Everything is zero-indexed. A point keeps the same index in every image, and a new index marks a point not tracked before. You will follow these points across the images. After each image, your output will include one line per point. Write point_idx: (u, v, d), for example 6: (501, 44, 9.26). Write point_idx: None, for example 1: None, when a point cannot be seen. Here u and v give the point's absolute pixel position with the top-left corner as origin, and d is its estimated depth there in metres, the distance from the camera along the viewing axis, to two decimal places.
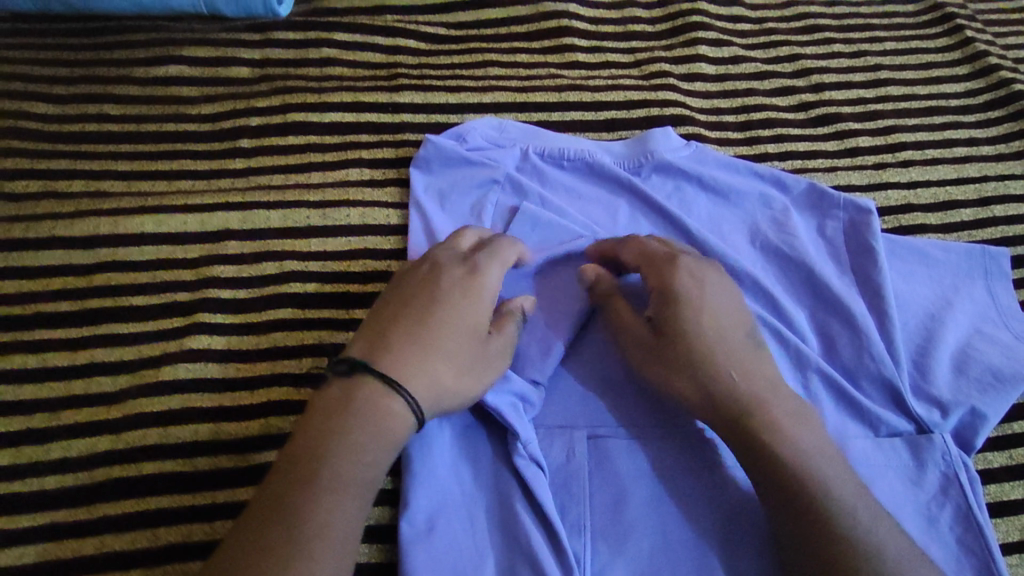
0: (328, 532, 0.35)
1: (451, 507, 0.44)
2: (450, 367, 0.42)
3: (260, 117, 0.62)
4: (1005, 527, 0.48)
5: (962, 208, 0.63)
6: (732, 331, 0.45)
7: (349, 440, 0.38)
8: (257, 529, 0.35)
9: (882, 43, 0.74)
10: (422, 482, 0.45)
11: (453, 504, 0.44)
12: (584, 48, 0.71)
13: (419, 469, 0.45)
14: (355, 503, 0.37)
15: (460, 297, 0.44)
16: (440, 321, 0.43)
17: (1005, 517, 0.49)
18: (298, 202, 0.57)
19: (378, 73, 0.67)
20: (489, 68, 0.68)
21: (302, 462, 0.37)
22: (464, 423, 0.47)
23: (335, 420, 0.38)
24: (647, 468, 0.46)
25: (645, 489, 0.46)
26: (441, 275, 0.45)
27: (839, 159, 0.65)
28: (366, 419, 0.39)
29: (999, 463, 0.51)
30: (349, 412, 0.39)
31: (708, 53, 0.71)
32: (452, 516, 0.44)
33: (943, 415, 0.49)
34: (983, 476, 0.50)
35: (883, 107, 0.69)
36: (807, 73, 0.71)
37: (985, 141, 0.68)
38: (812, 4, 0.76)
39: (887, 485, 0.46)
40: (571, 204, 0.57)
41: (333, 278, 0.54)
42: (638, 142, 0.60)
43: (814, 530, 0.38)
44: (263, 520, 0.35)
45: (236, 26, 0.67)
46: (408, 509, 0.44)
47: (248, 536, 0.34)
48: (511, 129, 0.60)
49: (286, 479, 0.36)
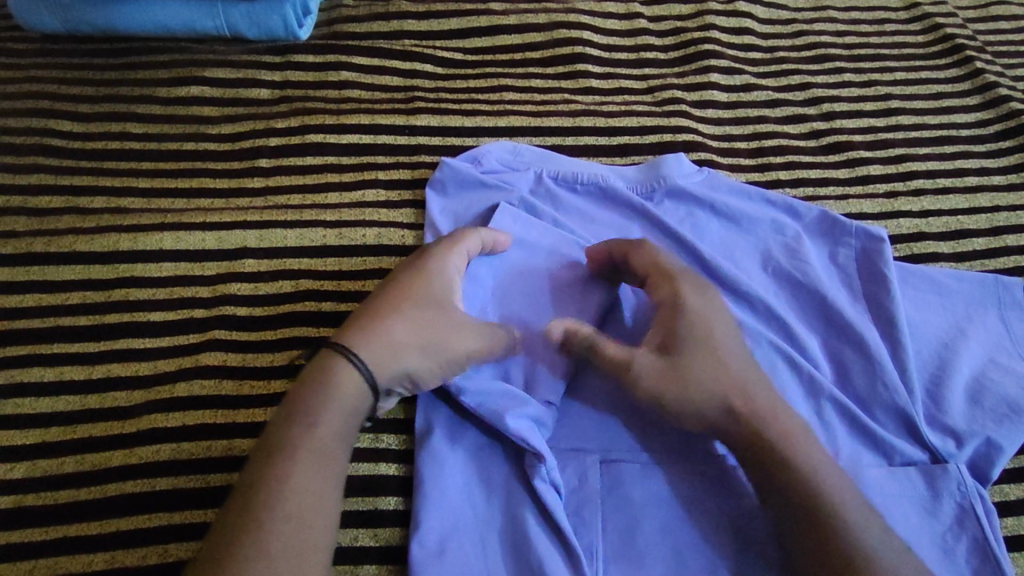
0: (294, 519, 0.37)
1: (462, 529, 0.44)
2: (404, 337, 0.43)
3: (279, 138, 0.63)
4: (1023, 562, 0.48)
5: (974, 236, 0.63)
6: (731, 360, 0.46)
7: (303, 424, 0.40)
8: (227, 522, 0.37)
9: (893, 73, 0.75)
10: (433, 503, 0.45)
11: (464, 526, 0.44)
12: (597, 74, 0.72)
13: (430, 490, 0.45)
14: (316, 485, 0.38)
15: (425, 278, 0.46)
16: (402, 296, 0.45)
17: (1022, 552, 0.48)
18: (314, 221, 0.58)
19: (395, 96, 0.68)
20: (504, 92, 0.69)
21: (261, 453, 0.39)
22: (477, 445, 0.47)
23: (304, 403, 0.40)
24: (661, 494, 0.46)
25: (658, 516, 0.45)
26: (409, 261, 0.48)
27: (850, 187, 0.65)
28: (318, 404, 0.40)
29: (1015, 495, 0.50)
30: (314, 392, 0.41)
31: (720, 81, 0.72)
32: (464, 539, 0.44)
33: (959, 445, 0.49)
34: (1000, 509, 0.50)
35: (893, 136, 0.70)
36: (817, 101, 0.72)
37: (996, 170, 0.68)
38: (822, 35, 0.77)
39: (901, 515, 0.46)
40: (585, 226, 0.58)
41: (347, 297, 0.55)
42: (651, 167, 0.61)
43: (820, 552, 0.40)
44: (244, 506, 0.37)
45: (257, 49, 0.69)
46: (419, 531, 0.44)
47: (232, 521, 0.37)
48: (526, 153, 0.61)
49: (257, 465, 0.39)
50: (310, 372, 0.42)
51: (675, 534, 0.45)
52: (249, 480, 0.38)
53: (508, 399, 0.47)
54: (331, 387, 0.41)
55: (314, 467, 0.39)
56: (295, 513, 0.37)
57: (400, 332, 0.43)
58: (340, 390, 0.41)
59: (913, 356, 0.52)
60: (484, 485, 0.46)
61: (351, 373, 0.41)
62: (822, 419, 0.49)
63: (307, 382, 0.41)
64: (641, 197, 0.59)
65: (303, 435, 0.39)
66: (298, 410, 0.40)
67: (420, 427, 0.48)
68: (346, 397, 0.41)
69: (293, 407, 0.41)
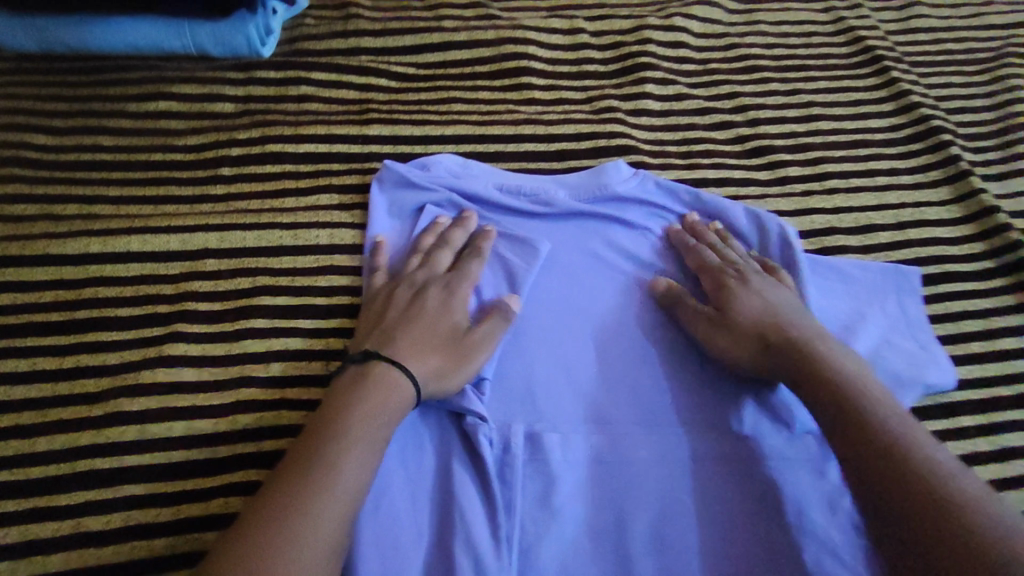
0: (353, 495, 0.42)
1: (395, 487, 0.48)
2: (444, 325, 0.53)
3: (241, 148, 0.68)
4: None
5: (880, 230, 0.69)
6: (795, 328, 0.53)
7: (379, 421, 0.46)
8: (299, 468, 0.42)
9: (816, 82, 0.81)
10: None
11: (398, 485, 0.48)
12: (541, 86, 0.77)
13: None
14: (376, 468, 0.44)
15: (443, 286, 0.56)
16: (458, 292, 0.56)
17: None
18: (271, 224, 0.63)
19: (351, 108, 0.73)
20: (452, 104, 0.74)
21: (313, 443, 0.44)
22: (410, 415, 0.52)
23: (376, 396, 0.47)
24: (577, 460, 0.52)
25: (573, 477, 0.51)
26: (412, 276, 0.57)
27: (769, 187, 0.71)
28: (376, 395, 0.47)
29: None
30: (375, 382, 0.48)
31: (654, 90, 0.77)
32: (397, 496, 0.48)
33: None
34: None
35: (812, 139, 0.75)
36: (744, 109, 0.77)
37: (907, 171, 0.74)
38: (751, 47, 0.84)
39: (794, 476, 0.52)
40: (518, 227, 0.64)
41: (301, 292, 0.60)
42: (590, 174, 0.67)
43: (904, 477, 0.40)
44: (306, 463, 0.42)
45: (223, 66, 0.74)
46: None
47: (293, 475, 0.42)
48: (471, 165, 0.68)
49: (321, 432, 0.44)
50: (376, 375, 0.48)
51: (592, 493, 0.51)
52: (317, 437, 0.44)
53: None
54: (384, 382, 0.48)
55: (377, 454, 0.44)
56: (358, 486, 0.42)
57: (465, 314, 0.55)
58: (397, 391, 0.48)
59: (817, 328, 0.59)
60: (416, 450, 0.50)
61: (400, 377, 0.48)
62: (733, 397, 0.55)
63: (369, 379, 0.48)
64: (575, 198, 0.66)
65: (366, 420, 0.45)
66: (360, 394, 0.47)
67: None
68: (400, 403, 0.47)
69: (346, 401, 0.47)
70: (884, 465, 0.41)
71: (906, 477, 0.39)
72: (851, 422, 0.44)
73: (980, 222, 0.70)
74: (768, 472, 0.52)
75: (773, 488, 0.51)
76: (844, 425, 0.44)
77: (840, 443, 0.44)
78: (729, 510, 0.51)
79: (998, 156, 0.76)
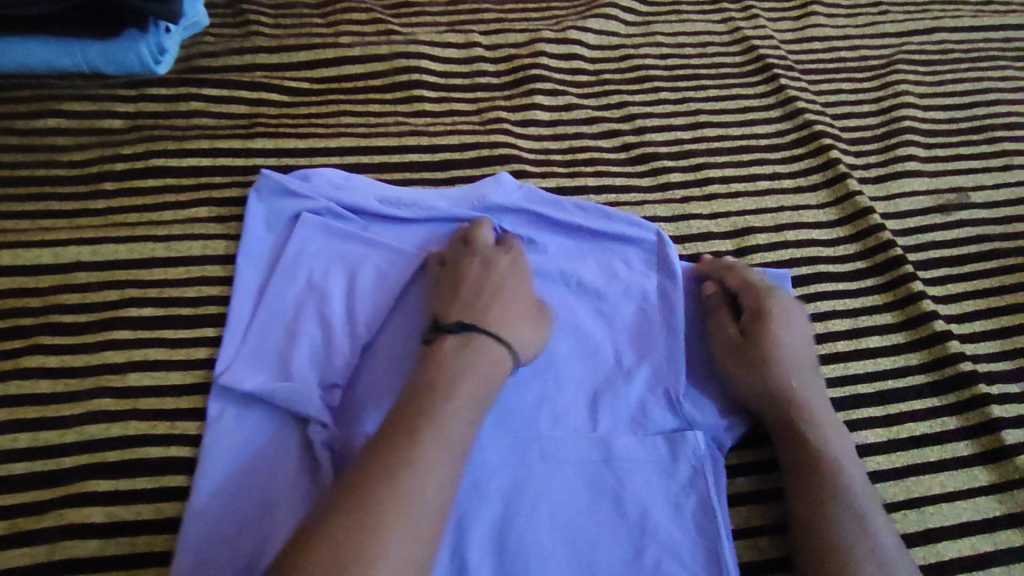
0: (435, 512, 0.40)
1: (235, 490, 0.50)
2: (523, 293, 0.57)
3: (124, 162, 0.69)
4: (745, 514, 0.55)
5: (757, 233, 0.70)
6: (803, 360, 0.58)
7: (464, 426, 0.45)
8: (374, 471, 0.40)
9: (706, 91, 0.83)
10: (211, 468, 0.51)
11: (238, 489, 0.50)
12: (432, 98, 0.79)
13: (211, 457, 0.51)
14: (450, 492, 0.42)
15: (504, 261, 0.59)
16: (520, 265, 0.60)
17: (744, 505, 0.56)
18: (146, 236, 0.64)
19: (239, 122, 0.74)
20: (341, 117, 0.76)
21: (395, 423, 0.43)
22: (261, 422, 0.53)
23: (454, 398, 0.46)
24: None
25: None
26: (469, 255, 0.59)
27: (650, 194, 0.73)
28: (462, 394, 0.46)
29: (748, 458, 0.58)
30: (458, 377, 0.47)
31: (543, 102, 0.79)
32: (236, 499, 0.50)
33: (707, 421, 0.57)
34: (734, 470, 0.57)
35: (696, 146, 0.77)
36: (631, 118, 0.79)
37: (787, 175, 0.76)
38: (645, 58, 0.86)
39: (642, 478, 0.53)
40: (394, 237, 0.66)
41: (168, 303, 0.60)
42: (473, 187, 0.68)
43: (822, 525, 0.49)
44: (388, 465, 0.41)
45: (114, 83, 0.75)
46: (196, 491, 0.50)
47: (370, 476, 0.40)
48: (355, 177, 0.69)
49: (404, 429, 0.43)
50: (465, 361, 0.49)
51: None
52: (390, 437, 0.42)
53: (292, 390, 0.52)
54: (485, 360, 0.49)
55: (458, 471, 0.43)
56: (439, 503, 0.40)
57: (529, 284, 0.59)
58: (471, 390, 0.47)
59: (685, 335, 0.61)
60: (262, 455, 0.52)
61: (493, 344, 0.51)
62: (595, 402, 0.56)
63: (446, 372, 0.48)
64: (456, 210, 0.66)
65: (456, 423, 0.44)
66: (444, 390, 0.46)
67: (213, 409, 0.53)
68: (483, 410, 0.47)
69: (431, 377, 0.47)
70: (821, 511, 0.50)
71: (830, 531, 0.48)
72: (805, 466, 0.52)
73: (854, 223, 0.72)
74: (614, 475, 0.53)
75: (618, 490, 0.52)
76: (798, 464, 0.53)
77: (796, 478, 0.52)
78: (598, 514, 0.51)
79: (876, 160, 0.79)
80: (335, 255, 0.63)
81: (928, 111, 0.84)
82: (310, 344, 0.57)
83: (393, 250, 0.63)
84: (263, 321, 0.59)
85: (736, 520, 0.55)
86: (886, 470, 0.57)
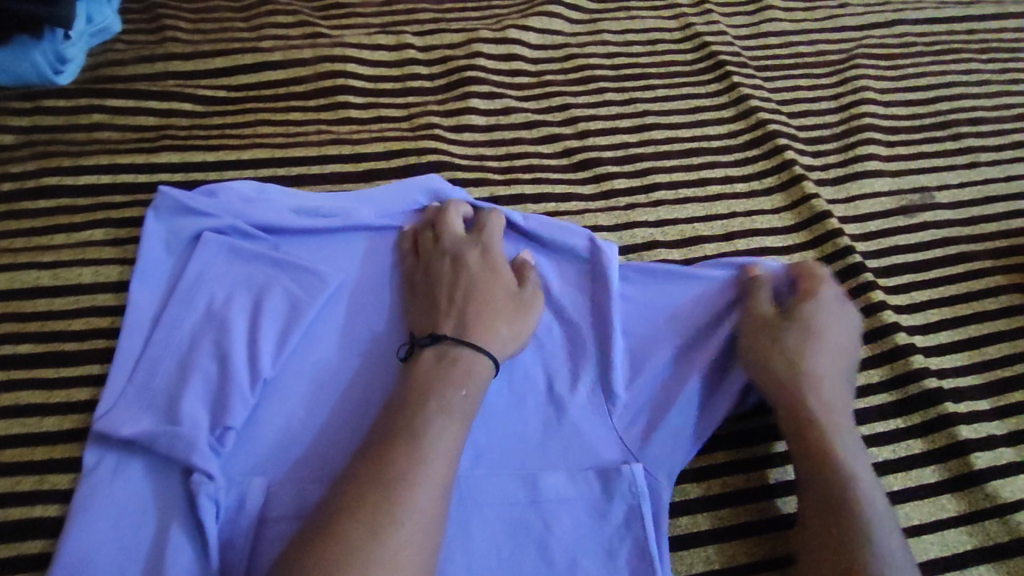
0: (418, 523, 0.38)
1: (106, 553, 0.43)
2: (498, 287, 0.53)
3: (12, 182, 0.63)
4: (688, 559, 0.50)
5: (706, 242, 0.65)
6: (841, 362, 0.52)
7: (450, 438, 0.42)
8: (358, 483, 0.39)
9: (655, 90, 0.78)
10: (79, 529, 0.44)
11: (109, 551, 0.43)
12: (358, 105, 0.73)
13: (79, 515, 0.44)
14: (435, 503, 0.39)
15: (476, 254, 0.55)
16: (493, 254, 0.56)
17: (688, 549, 0.50)
18: (30, 264, 0.58)
19: (145, 135, 0.68)
20: (258, 127, 0.70)
21: (380, 442, 0.41)
22: (140, 471, 0.46)
23: (432, 405, 0.43)
24: None
25: None
26: (438, 251, 0.56)
27: (592, 202, 0.68)
28: (436, 402, 0.43)
29: (694, 494, 0.53)
30: (437, 382, 0.45)
31: (479, 105, 0.74)
32: (105, 564, 0.43)
33: (658, 457, 0.50)
34: (677, 508, 0.52)
35: (643, 149, 0.72)
36: (574, 121, 0.74)
37: (740, 178, 0.71)
38: (590, 57, 0.81)
39: (571, 520, 0.46)
40: (310, 251, 0.58)
41: (48, 338, 0.54)
42: (396, 191, 0.62)
43: (838, 526, 0.44)
44: (362, 479, 0.39)
45: (9, 95, 0.69)
46: (59, 556, 0.43)
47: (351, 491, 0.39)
48: (270, 188, 0.62)
49: (383, 440, 0.41)
50: (455, 371, 0.46)
51: None
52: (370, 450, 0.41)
53: (175, 436, 0.45)
54: (463, 369, 0.46)
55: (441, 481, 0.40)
56: (424, 514, 0.39)
57: (506, 272, 0.55)
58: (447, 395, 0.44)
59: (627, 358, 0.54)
60: (139, 511, 0.44)
61: (465, 354, 0.47)
62: (521, 434, 0.49)
63: (429, 377, 0.45)
64: (382, 219, 0.60)
65: (434, 431, 0.42)
66: (424, 397, 0.44)
67: (87, 459, 0.46)
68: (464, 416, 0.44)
69: (414, 391, 0.45)
70: (837, 514, 0.45)
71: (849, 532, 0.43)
72: (823, 462, 0.47)
73: (811, 228, 0.67)
74: (540, 519, 0.46)
75: (544, 536, 0.46)
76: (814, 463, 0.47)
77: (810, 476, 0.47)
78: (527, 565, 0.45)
79: (835, 160, 0.74)
80: (239, 275, 0.55)
81: (889, 107, 0.79)
82: (204, 381, 0.49)
83: (306, 268, 0.55)
84: (155, 355, 0.51)
85: (679, 566, 0.50)
86: None
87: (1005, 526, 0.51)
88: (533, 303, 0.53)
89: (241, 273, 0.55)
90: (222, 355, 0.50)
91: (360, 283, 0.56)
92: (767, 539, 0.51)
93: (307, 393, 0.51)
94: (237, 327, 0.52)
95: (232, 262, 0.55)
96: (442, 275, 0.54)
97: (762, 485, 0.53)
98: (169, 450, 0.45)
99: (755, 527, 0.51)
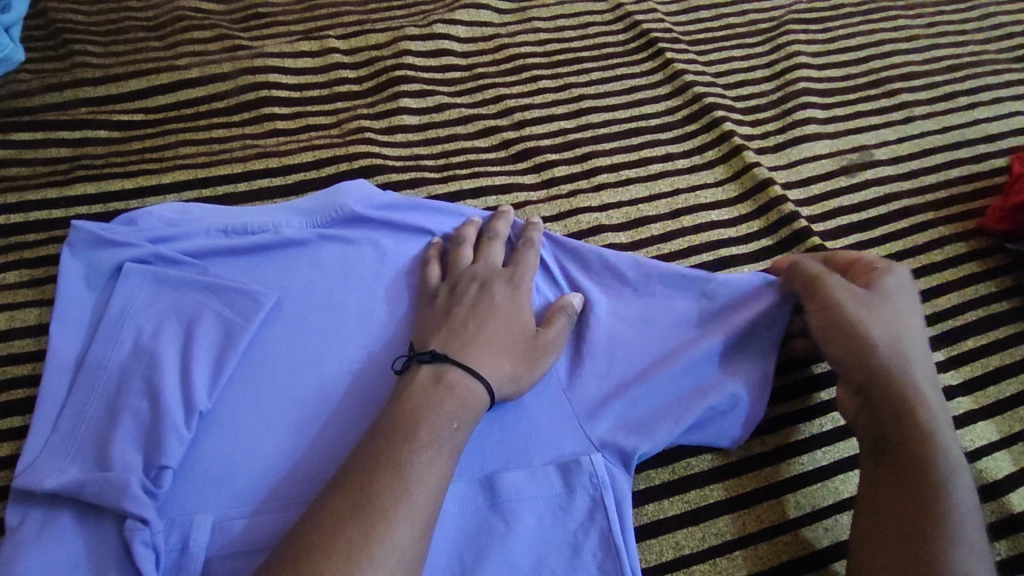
0: (394, 560, 0.35)
1: None
2: (517, 321, 0.49)
3: None
4: (659, 546, 0.49)
5: (651, 223, 0.64)
6: (911, 345, 0.46)
7: (435, 467, 0.39)
8: (335, 521, 0.36)
9: (589, 74, 0.77)
10: None
11: None
12: (284, 115, 0.71)
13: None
14: (413, 537, 0.36)
15: (504, 285, 0.51)
16: (525, 287, 0.52)
17: (657, 537, 0.49)
18: None
19: (58, 168, 0.65)
20: (180, 148, 0.67)
21: (362, 466, 0.38)
22: (71, 522, 0.43)
23: (422, 432, 0.40)
24: (267, 542, 0.43)
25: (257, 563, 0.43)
26: (468, 271, 0.53)
27: (533, 192, 0.66)
28: (423, 428, 0.40)
29: (659, 480, 0.51)
30: (429, 408, 0.41)
31: (410, 105, 0.72)
32: None
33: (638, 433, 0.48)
34: (642, 496, 0.51)
35: (581, 134, 0.71)
36: (509, 111, 0.73)
37: (681, 154, 0.70)
38: (522, 45, 0.79)
39: (533, 518, 0.44)
40: (241, 272, 0.54)
41: None
42: (329, 196, 0.58)
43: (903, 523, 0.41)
44: (342, 518, 0.36)
45: None
46: None
47: (325, 530, 0.36)
48: (194, 210, 0.58)
49: (369, 470, 0.38)
50: (452, 400, 0.42)
51: None
52: (355, 482, 0.38)
53: (106, 482, 0.42)
54: (460, 391, 0.43)
55: (421, 512, 0.37)
56: (400, 551, 0.36)
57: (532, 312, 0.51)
58: (435, 422, 0.41)
59: (594, 333, 0.52)
60: (72, 566, 0.41)
61: (456, 375, 0.44)
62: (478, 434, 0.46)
63: (418, 400, 0.42)
64: (315, 228, 0.56)
65: (420, 462, 0.39)
66: (411, 422, 0.40)
67: (14, 518, 0.43)
68: (447, 444, 0.40)
69: (403, 410, 0.41)
70: (906, 508, 0.41)
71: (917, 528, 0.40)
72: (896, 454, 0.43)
73: (755, 197, 0.66)
74: (500, 522, 0.44)
75: (506, 540, 0.43)
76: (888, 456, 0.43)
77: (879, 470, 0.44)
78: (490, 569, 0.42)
79: (774, 127, 0.73)
80: (165, 306, 0.51)
81: (823, 70, 0.79)
82: (136, 422, 0.45)
83: (236, 289, 0.51)
84: (80, 400, 0.47)
85: (648, 555, 0.48)
86: (807, 470, 0.52)
87: (968, 475, 0.51)
88: (549, 348, 0.49)
89: (167, 305, 0.51)
90: (154, 390, 0.46)
91: (297, 300, 0.52)
92: (737, 516, 0.50)
93: (247, 422, 0.47)
94: (168, 358, 0.48)
95: (154, 294, 0.51)
96: (463, 298, 0.50)
97: (729, 463, 0.52)
98: (100, 497, 0.42)
99: (724, 505, 0.50)
